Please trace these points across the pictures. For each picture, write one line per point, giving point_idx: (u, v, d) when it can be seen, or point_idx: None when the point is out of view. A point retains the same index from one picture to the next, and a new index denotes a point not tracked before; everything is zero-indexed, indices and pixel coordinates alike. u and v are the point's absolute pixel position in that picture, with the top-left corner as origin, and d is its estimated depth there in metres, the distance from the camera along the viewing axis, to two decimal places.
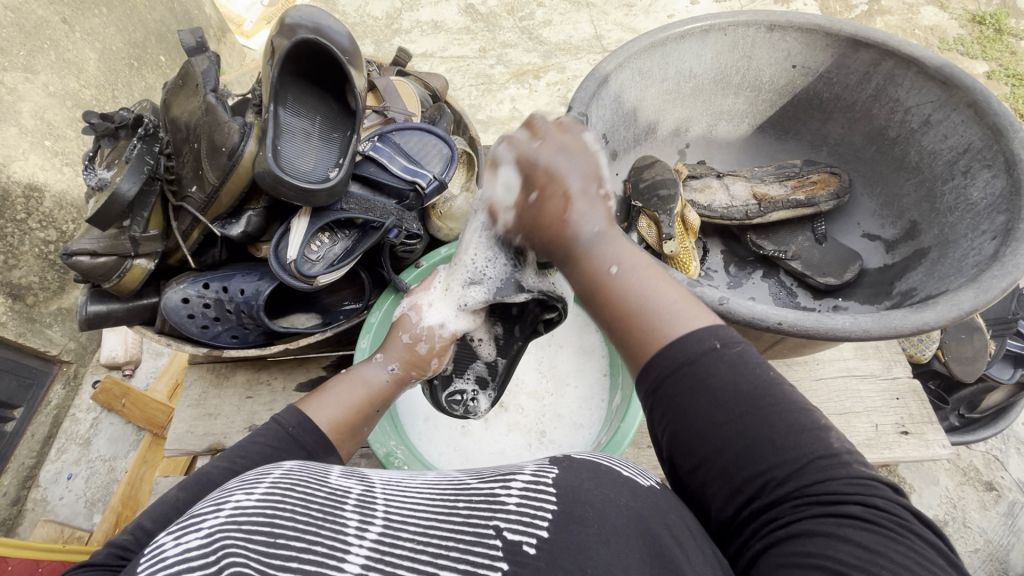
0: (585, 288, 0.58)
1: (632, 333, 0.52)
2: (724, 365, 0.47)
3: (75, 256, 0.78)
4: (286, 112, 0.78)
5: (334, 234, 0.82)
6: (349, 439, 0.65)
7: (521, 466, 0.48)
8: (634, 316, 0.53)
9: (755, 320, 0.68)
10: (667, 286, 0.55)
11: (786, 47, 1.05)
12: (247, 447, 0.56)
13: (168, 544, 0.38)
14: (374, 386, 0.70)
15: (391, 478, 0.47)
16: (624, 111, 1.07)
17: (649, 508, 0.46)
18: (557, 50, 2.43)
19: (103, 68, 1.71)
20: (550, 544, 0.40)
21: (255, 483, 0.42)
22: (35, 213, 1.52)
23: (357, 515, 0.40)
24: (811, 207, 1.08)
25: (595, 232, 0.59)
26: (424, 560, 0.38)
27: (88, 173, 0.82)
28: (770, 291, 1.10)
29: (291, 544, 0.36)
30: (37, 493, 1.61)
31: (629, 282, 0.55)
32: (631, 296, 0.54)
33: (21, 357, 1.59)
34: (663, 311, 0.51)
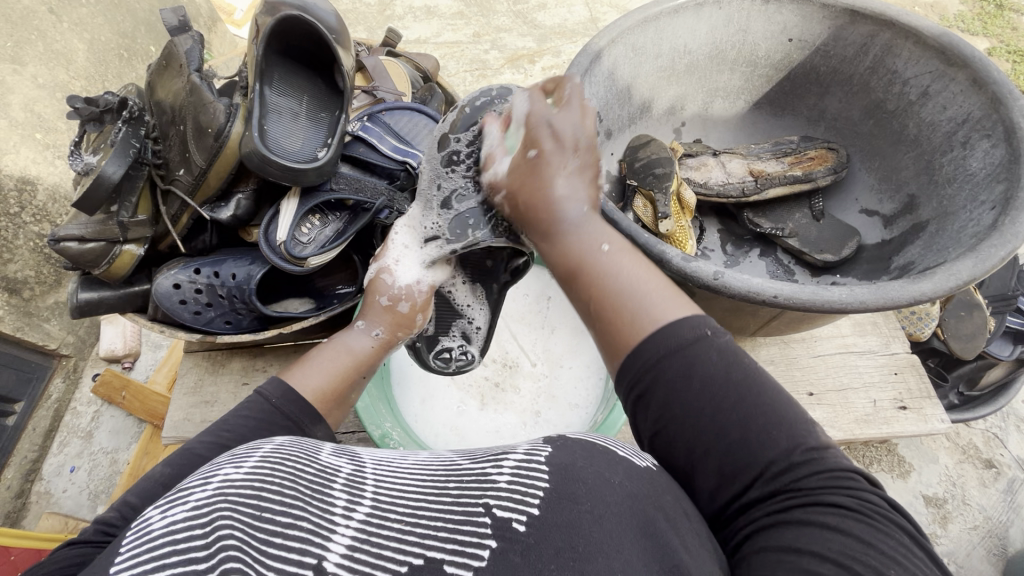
0: (566, 268, 0.58)
1: (611, 325, 0.52)
2: (713, 352, 0.48)
3: (63, 242, 0.77)
4: (272, 92, 0.77)
5: (325, 216, 0.81)
6: (334, 408, 0.65)
7: (515, 446, 0.47)
8: (614, 308, 0.53)
9: (751, 294, 0.67)
10: (651, 276, 0.55)
11: (782, 21, 1.03)
12: (231, 420, 0.56)
13: (153, 516, 0.37)
14: (356, 353, 0.70)
15: (382, 458, 0.48)
16: (618, 88, 1.05)
17: (647, 489, 0.44)
18: (552, 34, 2.40)
19: (93, 59, 1.69)
20: (539, 521, 0.39)
21: (245, 457, 0.41)
22: (28, 206, 1.51)
23: (345, 494, 0.40)
24: (808, 183, 1.07)
25: (580, 211, 0.60)
26: (411, 541, 0.37)
27: (74, 158, 0.81)
28: (768, 269, 1.09)
29: (278, 519, 0.36)
30: (40, 486, 1.61)
31: (616, 260, 0.56)
32: (609, 279, 0.55)
33: (20, 351, 1.59)
34: (646, 296, 0.52)
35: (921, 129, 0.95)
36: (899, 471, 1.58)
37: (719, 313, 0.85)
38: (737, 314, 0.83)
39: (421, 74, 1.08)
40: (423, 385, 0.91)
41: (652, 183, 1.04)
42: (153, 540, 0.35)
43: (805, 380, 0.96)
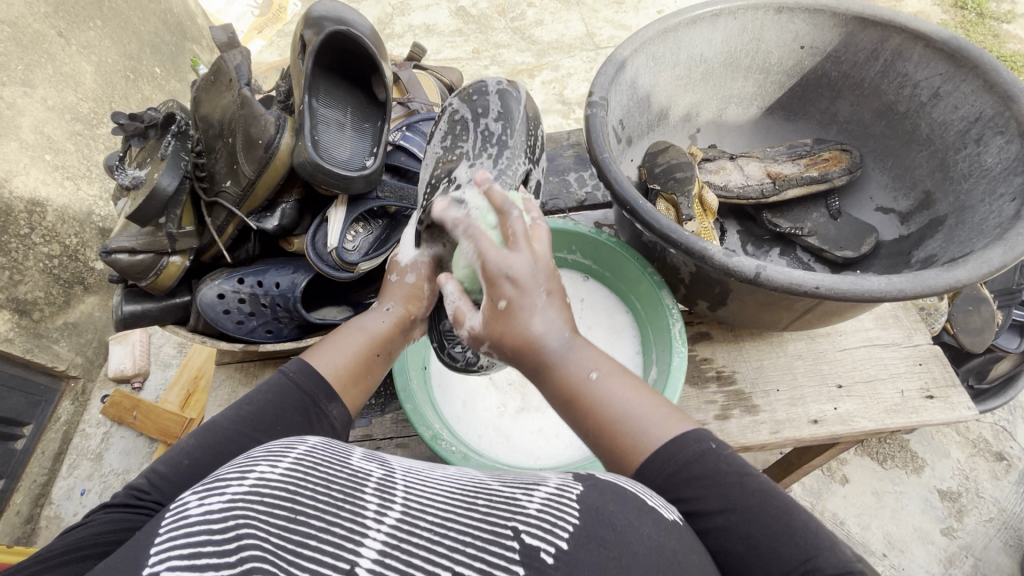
0: (563, 396, 0.57)
1: (611, 441, 0.54)
2: (722, 463, 0.51)
3: (113, 254, 0.78)
4: (320, 103, 0.79)
5: (368, 224, 0.83)
6: (353, 386, 0.67)
7: (544, 480, 0.49)
8: (613, 428, 0.54)
9: (793, 286, 0.70)
10: (636, 399, 0.55)
11: (794, 29, 1.07)
12: (253, 396, 0.61)
13: (191, 502, 0.39)
14: (372, 332, 0.71)
15: (410, 470, 0.50)
16: (639, 96, 1.09)
17: (672, 541, 0.45)
18: (550, 49, 2.46)
19: (100, 81, 1.71)
20: (567, 556, 0.41)
21: (280, 457, 0.43)
22: (39, 227, 1.51)
23: (376, 499, 0.41)
24: (825, 182, 1.10)
25: (562, 342, 0.57)
26: (440, 552, 0.39)
27: (120, 172, 0.82)
28: (788, 268, 1.12)
29: (312, 523, 0.38)
30: (49, 511, 1.59)
31: (603, 392, 0.55)
32: (604, 407, 0.55)
33: (29, 373, 1.57)
34: (642, 418, 0.53)
35: (934, 128, 0.99)
36: (914, 466, 1.60)
37: (752, 309, 0.87)
38: (770, 309, 0.85)
39: (448, 87, 1.11)
40: (463, 387, 0.92)
41: (675, 187, 1.08)
42: (187, 526, 0.37)
43: (834, 372, 0.99)
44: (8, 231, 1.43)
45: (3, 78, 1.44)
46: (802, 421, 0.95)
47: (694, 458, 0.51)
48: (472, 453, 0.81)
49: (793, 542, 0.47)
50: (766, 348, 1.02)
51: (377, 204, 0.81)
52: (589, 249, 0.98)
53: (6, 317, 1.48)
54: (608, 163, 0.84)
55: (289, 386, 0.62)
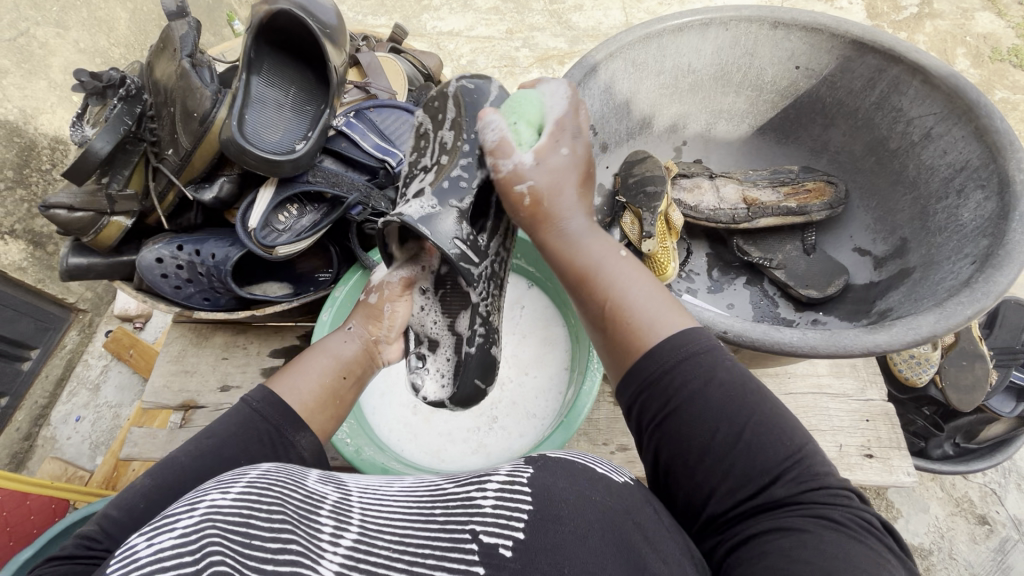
0: (577, 275, 0.62)
1: (619, 325, 0.56)
2: (723, 363, 0.51)
3: (52, 209, 0.80)
4: (260, 81, 0.79)
5: (302, 206, 0.84)
6: (321, 414, 0.66)
7: (498, 467, 0.49)
8: (617, 311, 0.56)
9: (700, 327, 0.67)
10: (651, 288, 0.58)
11: (789, 47, 1.00)
12: (216, 430, 0.58)
13: (139, 544, 0.36)
14: (337, 356, 0.73)
15: (368, 487, 0.50)
16: (616, 102, 1.04)
17: (626, 503, 0.47)
18: (585, 36, 2.38)
19: (132, 28, 1.77)
20: (525, 545, 0.41)
21: (230, 483, 0.42)
22: (59, 164, 1.58)
23: (331, 521, 0.41)
24: (802, 216, 1.04)
25: (579, 223, 0.65)
26: (400, 567, 0.39)
27: (74, 128, 0.85)
28: (751, 300, 1.07)
29: (268, 545, 0.36)
30: (47, 431, 1.70)
31: (613, 274, 0.60)
32: (613, 288, 0.58)
33: (40, 302, 1.66)
34: (650, 314, 0.55)
35: (921, 171, 0.92)
36: (885, 516, 1.53)
37: None
38: None
39: (422, 72, 1.09)
40: (386, 377, 0.92)
41: (640, 201, 1.04)
42: (139, 569, 0.34)
43: None
44: (29, 166, 1.52)
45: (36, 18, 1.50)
46: None
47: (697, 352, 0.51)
48: (373, 445, 0.82)
49: (779, 449, 0.48)
50: None
51: (305, 189, 0.81)
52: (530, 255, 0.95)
53: (22, 246, 1.56)
54: None
55: (253, 417, 0.60)
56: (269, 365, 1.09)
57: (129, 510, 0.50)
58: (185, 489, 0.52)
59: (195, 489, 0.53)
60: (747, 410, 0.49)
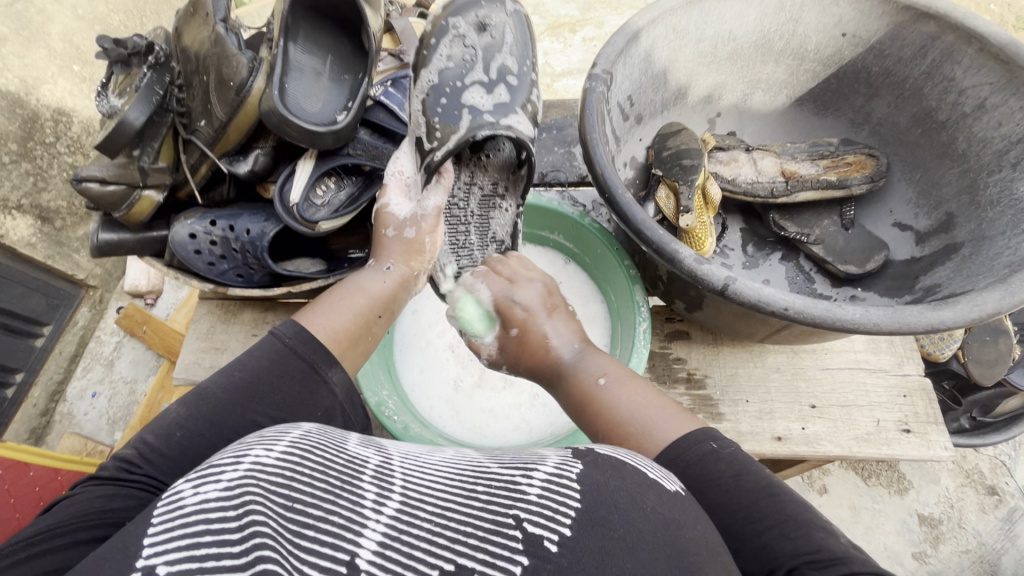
0: (577, 401, 0.62)
1: (625, 446, 0.56)
2: (722, 464, 0.51)
3: (85, 182, 0.79)
4: (297, 49, 0.75)
5: (340, 179, 0.82)
6: (353, 349, 0.63)
7: (544, 457, 0.48)
8: (623, 427, 0.57)
9: (761, 304, 0.66)
10: (651, 396, 0.59)
11: (837, 13, 0.97)
12: (247, 362, 0.55)
13: (185, 491, 0.37)
14: (371, 292, 0.68)
15: (408, 452, 0.49)
16: (653, 71, 1.01)
17: (677, 516, 0.44)
18: (597, 3, 2.30)
19: None
20: (572, 543, 0.40)
21: (275, 441, 0.42)
22: (64, 137, 1.55)
23: (374, 487, 0.40)
24: (842, 189, 1.02)
25: (573, 352, 0.67)
26: (441, 544, 0.38)
27: (101, 99, 0.81)
28: (787, 275, 1.06)
29: (309, 511, 0.37)
30: (63, 407, 1.70)
31: (613, 394, 0.60)
32: (614, 410, 0.58)
33: (50, 278, 1.64)
34: (654, 419, 0.56)
35: (973, 141, 0.90)
36: (897, 488, 1.56)
37: (730, 315, 0.83)
38: (746, 319, 0.82)
39: None
40: (424, 354, 0.91)
41: (679, 174, 1.01)
42: (184, 517, 0.35)
43: (809, 392, 0.95)
44: (33, 138, 1.48)
45: None
46: (765, 436, 0.92)
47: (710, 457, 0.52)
48: (417, 422, 0.81)
49: (809, 536, 0.46)
50: (745, 357, 0.98)
51: (345, 161, 0.79)
52: (571, 232, 0.95)
53: (29, 222, 1.54)
54: (597, 147, 0.79)
55: (285, 352, 0.57)
56: None
57: (164, 438, 0.50)
58: (216, 420, 0.51)
59: (227, 423, 0.52)
60: (768, 512, 0.48)
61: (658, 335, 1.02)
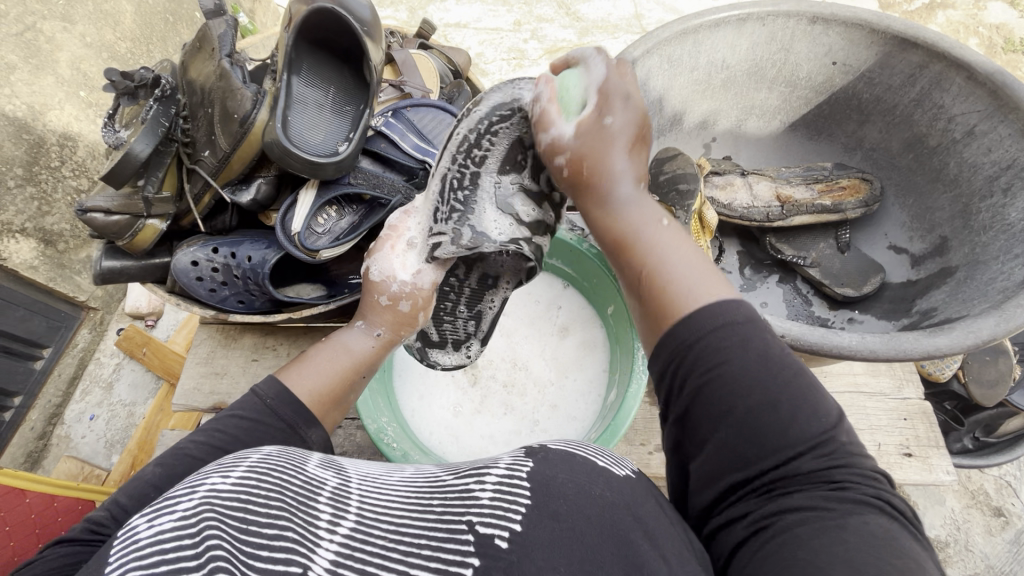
0: (614, 240, 0.58)
1: (655, 298, 0.53)
2: (739, 340, 0.48)
3: (89, 214, 0.80)
4: (300, 81, 0.77)
5: (341, 208, 0.83)
6: (332, 408, 0.65)
7: (498, 458, 0.47)
8: (662, 286, 0.53)
9: None
10: (695, 260, 0.54)
11: (827, 43, 0.99)
12: (228, 422, 0.57)
13: (140, 526, 0.37)
14: (355, 354, 0.69)
15: (368, 473, 0.48)
16: (649, 99, 1.03)
17: (628, 503, 0.45)
18: (594, 28, 2.35)
19: (139, 22, 1.74)
20: (522, 538, 0.40)
21: (231, 467, 0.41)
22: (69, 161, 1.57)
23: (330, 507, 0.41)
24: (837, 214, 1.03)
25: (628, 191, 0.59)
26: (395, 559, 0.38)
27: (107, 131, 0.82)
28: (784, 297, 1.07)
29: (264, 531, 0.36)
30: (61, 430, 1.69)
31: (658, 248, 0.56)
32: (661, 265, 0.54)
33: (51, 301, 1.65)
34: (695, 283, 0.51)
35: (965, 166, 0.91)
36: None
37: None
38: None
39: (452, 69, 1.07)
40: (421, 381, 0.91)
41: (675, 199, 1.02)
42: (140, 551, 0.35)
43: None
44: (39, 162, 1.50)
45: (44, 12, 1.48)
46: None
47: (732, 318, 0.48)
48: (417, 449, 0.81)
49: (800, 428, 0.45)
50: None
51: (346, 191, 0.80)
52: (569, 257, 0.95)
53: (32, 244, 1.55)
54: None
55: (266, 413, 0.59)
56: None
57: (140, 497, 0.50)
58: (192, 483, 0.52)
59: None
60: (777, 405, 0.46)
61: None
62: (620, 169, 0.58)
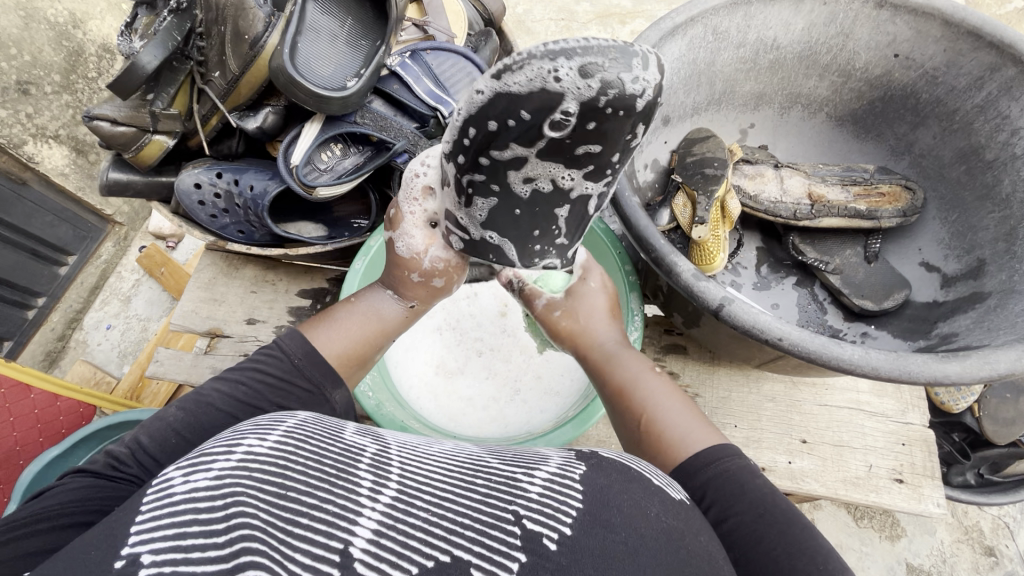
0: (613, 391, 0.64)
1: (653, 442, 0.58)
2: (742, 474, 0.53)
3: (96, 121, 0.79)
4: (315, 7, 0.74)
5: (346, 146, 0.80)
6: (357, 368, 0.65)
7: (546, 458, 0.47)
8: (652, 428, 0.59)
9: (756, 329, 0.63)
10: (682, 407, 0.61)
11: (892, 32, 0.91)
12: (250, 372, 0.58)
13: (175, 479, 0.37)
14: (382, 321, 0.68)
15: (405, 442, 0.48)
16: (689, 72, 0.97)
17: (677, 523, 0.44)
18: None
19: None
20: (572, 542, 0.39)
21: (268, 430, 0.41)
22: (105, 73, 1.59)
23: (370, 475, 0.39)
24: (870, 220, 0.97)
25: (616, 347, 0.68)
26: (439, 534, 0.37)
27: (123, 39, 0.80)
28: (799, 301, 1.01)
29: (303, 499, 0.36)
30: (79, 335, 1.75)
31: (646, 391, 0.61)
32: (647, 404, 0.60)
33: (80, 211, 1.69)
34: (677, 424, 0.58)
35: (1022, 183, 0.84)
36: (889, 533, 1.50)
37: (725, 335, 0.81)
38: (742, 342, 0.79)
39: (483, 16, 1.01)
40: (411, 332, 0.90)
41: (698, 182, 0.97)
42: (172, 506, 0.35)
43: (800, 426, 0.91)
44: (77, 71, 1.53)
45: None
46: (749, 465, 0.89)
47: (715, 463, 0.54)
48: (392, 400, 0.81)
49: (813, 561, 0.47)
50: (740, 381, 0.94)
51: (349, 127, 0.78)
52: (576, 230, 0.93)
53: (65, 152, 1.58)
54: None
55: (292, 373, 0.59)
56: (297, 305, 1.08)
57: (163, 441, 0.52)
58: (215, 436, 0.54)
59: (216, 428, 0.54)
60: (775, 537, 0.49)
61: (653, 345, 0.98)
62: (594, 304, 0.72)
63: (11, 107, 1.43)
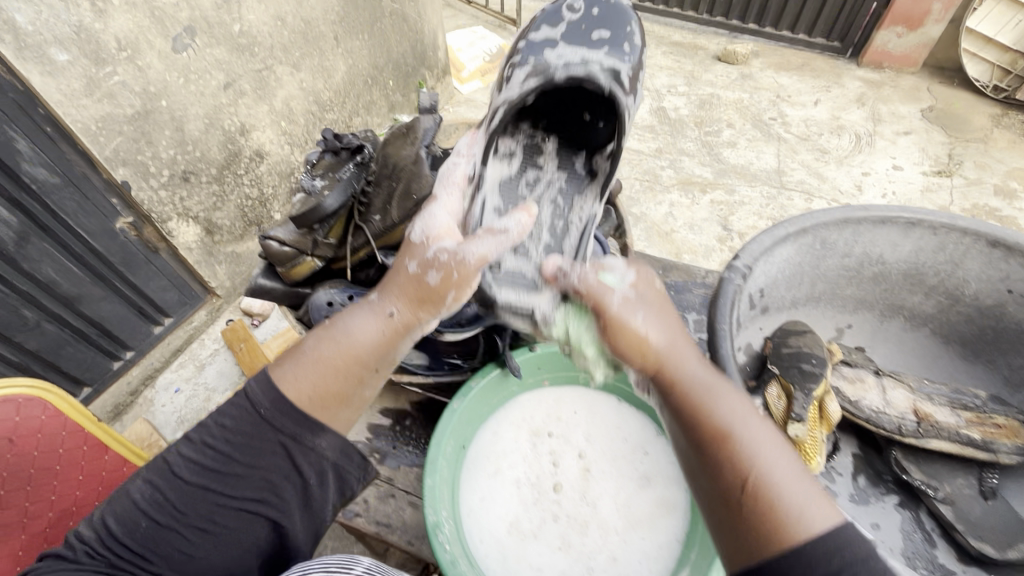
0: (711, 435, 0.59)
1: (761, 504, 0.53)
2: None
3: (268, 240, 0.92)
4: (482, 182, 0.89)
5: (473, 296, 0.89)
6: (334, 405, 0.63)
7: None
8: (760, 489, 0.54)
9: None
10: (779, 443, 0.59)
11: (1005, 268, 0.93)
12: (220, 434, 0.60)
13: None
14: (349, 344, 0.66)
15: None
16: (792, 272, 1.01)
17: None
18: None
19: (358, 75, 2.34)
20: None
21: None
22: (250, 173, 1.90)
23: None
24: (986, 452, 0.92)
25: (698, 375, 0.66)
26: None
27: (307, 177, 0.96)
28: (903, 526, 0.94)
29: None
30: (148, 392, 1.85)
31: (751, 442, 0.57)
32: (754, 456, 0.56)
33: (190, 280, 1.90)
34: (785, 481, 0.54)
35: None
36: None
37: None
38: None
39: None
40: (490, 481, 0.90)
41: (792, 377, 0.98)
42: None
43: None
44: (231, 170, 1.83)
45: (282, 59, 1.88)
46: None
47: (840, 548, 0.49)
48: (465, 558, 0.78)
49: None
50: None
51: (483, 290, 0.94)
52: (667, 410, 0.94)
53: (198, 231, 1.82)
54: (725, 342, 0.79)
55: (261, 418, 0.60)
56: (377, 421, 1.11)
57: (133, 525, 0.59)
58: (181, 503, 0.59)
59: (188, 502, 0.59)
60: None
61: None
62: (667, 343, 0.69)
63: (171, 190, 1.67)
